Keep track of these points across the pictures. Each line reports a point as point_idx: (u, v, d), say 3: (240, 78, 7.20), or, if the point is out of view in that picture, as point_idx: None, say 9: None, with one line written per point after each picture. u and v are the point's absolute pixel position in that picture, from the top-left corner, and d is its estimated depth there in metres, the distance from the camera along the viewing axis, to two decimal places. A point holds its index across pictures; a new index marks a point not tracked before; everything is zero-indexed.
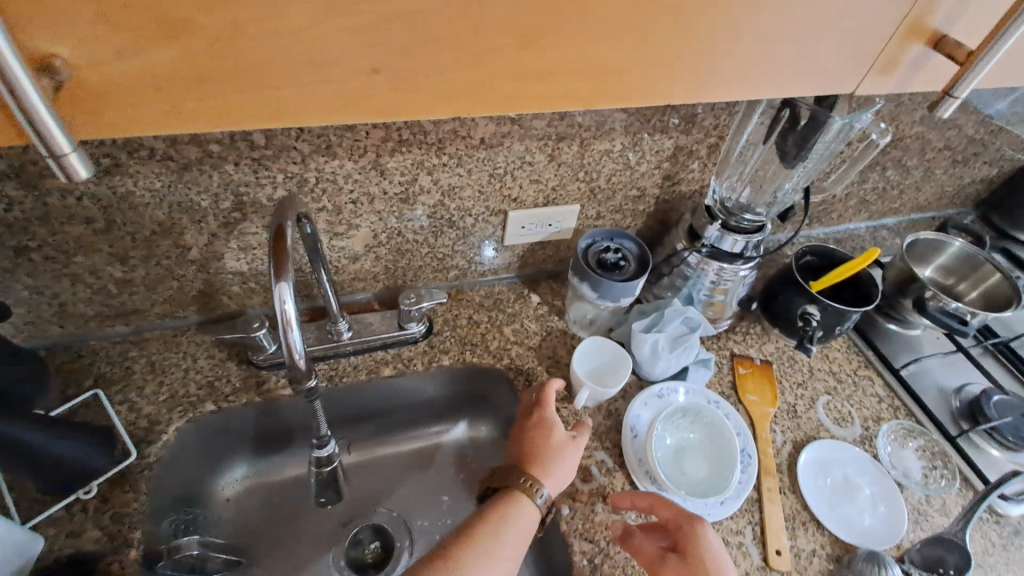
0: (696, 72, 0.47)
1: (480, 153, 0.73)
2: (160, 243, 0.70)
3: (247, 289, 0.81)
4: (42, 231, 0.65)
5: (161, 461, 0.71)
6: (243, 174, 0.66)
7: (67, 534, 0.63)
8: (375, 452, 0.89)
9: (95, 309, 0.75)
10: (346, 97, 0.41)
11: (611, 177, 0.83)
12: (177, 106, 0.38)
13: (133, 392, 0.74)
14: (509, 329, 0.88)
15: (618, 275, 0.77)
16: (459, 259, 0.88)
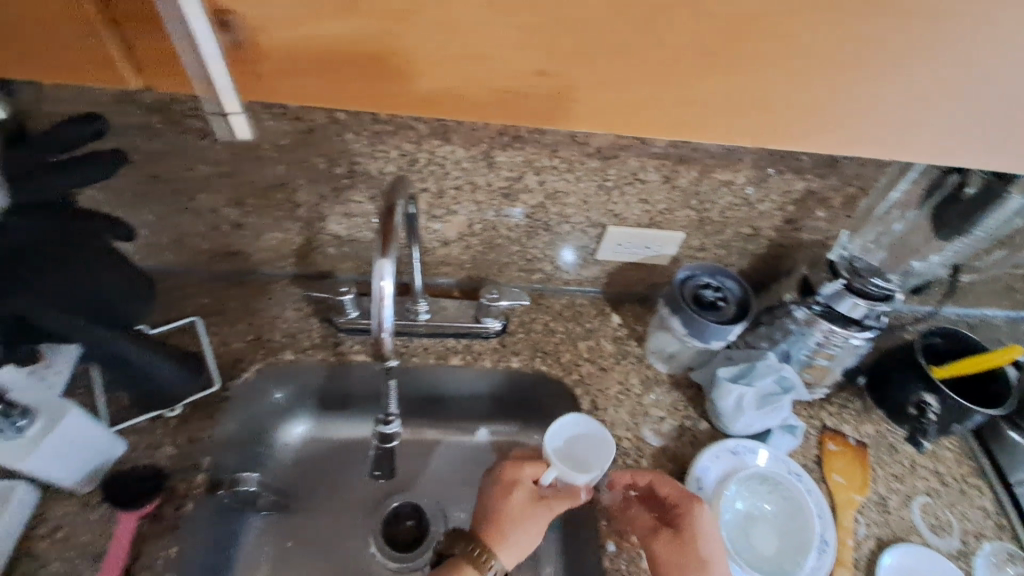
0: (740, 116, 0.50)
1: (593, 162, 0.69)
2: (274, 196, 0.74)
3: (341, 253, 0.84)
4: (177, 167, 0.70)
5: (237, 398, 0.75)
6: (360, 146, 0.67)
7: (147, 445, 0.68)
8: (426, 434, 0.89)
9: (206, 244, 0.80)
10: (413, 94, 0.48)
11: (725, 210, 0.77)
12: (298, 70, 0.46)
13: (225, 328, 0.80)
14: (583, 345, 0.85)
15: (715, 316, 0.72)
16: (546, 263, 0.86)
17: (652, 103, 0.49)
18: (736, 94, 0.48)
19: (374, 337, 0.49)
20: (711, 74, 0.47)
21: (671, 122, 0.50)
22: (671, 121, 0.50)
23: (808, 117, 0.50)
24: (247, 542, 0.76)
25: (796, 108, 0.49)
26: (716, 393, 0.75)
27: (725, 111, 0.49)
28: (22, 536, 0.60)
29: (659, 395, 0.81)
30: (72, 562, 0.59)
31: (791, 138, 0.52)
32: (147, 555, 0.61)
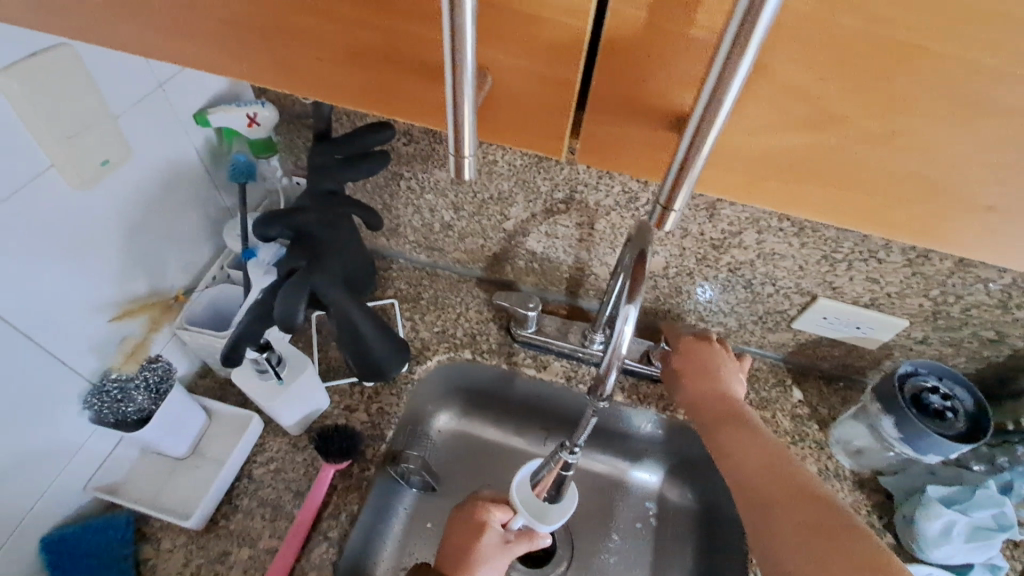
0: (836, 188, 0.36)
1: (829, 231, 0.65)
2: (490, 207, 0.79)
3: (529, 267, 0.86)
4: (418, 168, 0.77)
5: (418, 381, 0.81)
6: (588, 177, 0.70)
7: (345, 406, 0.76)
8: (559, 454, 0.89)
9: (415, 237, 0.88)
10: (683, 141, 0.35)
11: (970, 307, 0.68)
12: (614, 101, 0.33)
13: (417, 315, 0.87)
14: (757, 413, 0.80)
15: (937, 426, 0.64)
16: (732, 319, 0.81)
17: (764, 172, 0.36)
18: (848, 174, 0.35)
19: (598, 376, 0.54)
20: (831, 169, 0.35)
21: (764, 187, 0.37)
22: (768, 188, 0.37)
23: (908, 198, 0.35)
24: (399, 514, 0.80)
25: (935, 196, 0.35)
26: (918, 510, 0.67)
27: (827, 187, 0.36)
28: (247, 460, 0.71)
29: (837, 489, 0.74)
30: (280, 493, 0.69)
31: (897, 228, 0.37)
32: (337, 505, 0.68)
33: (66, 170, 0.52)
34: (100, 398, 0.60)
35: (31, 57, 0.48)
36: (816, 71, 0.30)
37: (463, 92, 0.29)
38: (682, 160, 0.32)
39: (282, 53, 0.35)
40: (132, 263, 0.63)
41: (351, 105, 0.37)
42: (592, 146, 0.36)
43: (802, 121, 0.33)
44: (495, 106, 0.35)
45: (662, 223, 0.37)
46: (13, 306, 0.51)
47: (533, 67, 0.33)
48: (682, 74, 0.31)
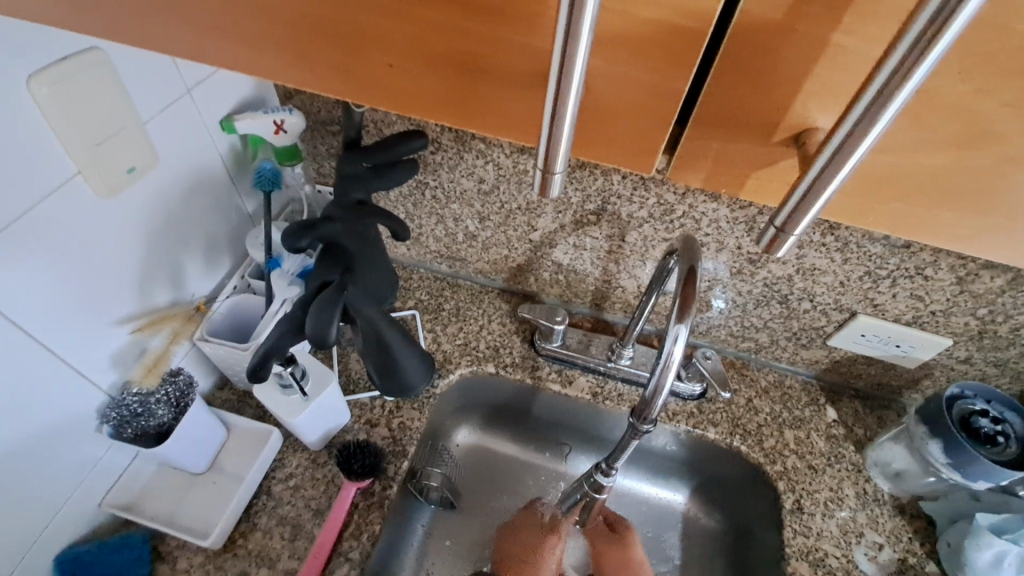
0: (965, 209, 0.36)
1: (875, 247, 0.63)
2: (518, 217, 0.77)
3: (554, 279, 0.84)
4: (445, 177, 0.75)
5: (441, 395, 0.79)
6: (622, 187, 0.68)
7: (366, 421, 0.74)
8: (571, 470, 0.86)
9: (437, 247, 0.86)
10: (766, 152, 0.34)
11: (1019, 327, 0.66)
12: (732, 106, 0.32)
13: (438, 327, 0.84)
14: (790, 433, 0.77)
15: (989, 453, 0.61)
16: (765, 335, 0.79)
17: (893, 190, 0.36)
18: (979, 197, 0.35)
19: (645, 400, 0.54)
20: (963, 191, 0.34)
21: (884, 207, 0.37)
22: (889, 208, 0.37)
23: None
24: (418, 533, 0.76)
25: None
26: (967, 540, 0.64)
27: (956, 209, 0.36)
28: (266, 476, 0.68)
29: (877, 514, 0.71)
30: (299, 512, 0.66)
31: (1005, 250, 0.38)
32: (358, 525, 0.65)
33: (92, 178, 0.51)
34: (118, 411, 0.58)
35: (61, 63, 0.46)
36: (968, 82, 0.29)
37: (564, 102, 0.27)
38: (814, 178, 0.28)
39: (357, 60, 0.33)
40: (153, 271, 0.61)
41: (432, 114, 0.35)
42: (688, 158, 0.36)
43: (948, 139, 0.32)
44: (589, 119, 0.32)
45: (772, 250, 0.33)
46: (34, 315, 0.49)
47: (633, 75, 0.30)
48: (814, 87, 0.30)
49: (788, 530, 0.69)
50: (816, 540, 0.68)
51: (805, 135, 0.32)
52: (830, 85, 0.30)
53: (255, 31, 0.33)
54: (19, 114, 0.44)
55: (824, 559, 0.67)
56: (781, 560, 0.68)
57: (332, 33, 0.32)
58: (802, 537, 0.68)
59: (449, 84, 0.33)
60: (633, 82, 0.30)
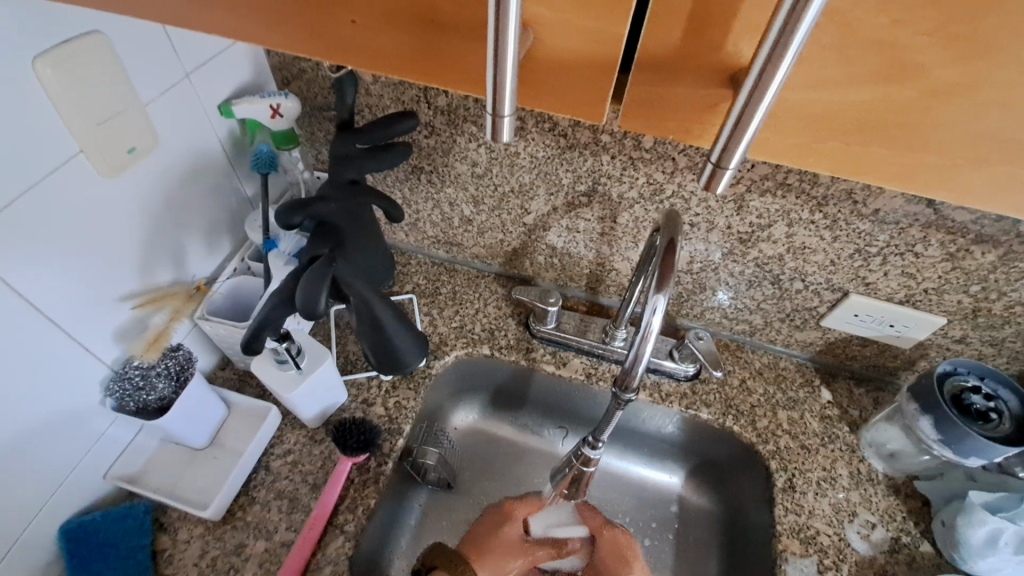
0: (902, 147, 0.31)
1: (863, 224, 0.63)
2: (511, 200, 0.77)
3: (549, 263, 0.85)
4: (439, 161, 0.76)
5: (436, 375, 0.80)
6: (612, 168, 0.68)
7: (362, 400, 0.75)
8: (563, 450, 0.87)
9: (434, 232, 0.87)
10: (704, 95, 0.31)
11: (1013, 304, 0.65)
12: (662, 49, 0.30)
13: (435, 310, 0.86)
14: (784, 413, 0.77)
15: (981, 429, 0.61)
16: (758, 317, 0.79)
17: (825, 131, 0.31)
18: (912, 131, 0.30)
19: (625, 370, 0.55)
20: (892, 128, 0.30)
21: (819, 148, 0.33)
22: (826, 149, 0.32)
23: (968, 159, 0.31)
24: (415, 509, 0.77)
25: (1002, 149, 0.30)
26: (960, 518, 0.64)
27: (891, 146, 0.31)
28: (264, 452, 0.70)
29: (870, 493, 0.71)
30: (296, 486, 0.68)
31: (952, 189, 0.33)
32: (352, 500, 0.67)
33: (94, 157, 0.53)
34: (121, 384, 0.60)
35: (63, 44, 0.48)
36: (889, 14, 0.26)
37: (503, 42, 0.27)
38: (738, 116, 0.28)
39: (319, 18, 0.34)
40: (151, 251, 0.63)
41: (384, 66, 0.36)
42: (633, 107, 0.33)
43: (875, 74, 0.28)
44: (534, 66, 0.32)
45: (712, 187, 0.32)
46: (38, 285, 0.51)
47: (573, 21, 0.29)
48: (744, 22, 0.28)
49: (780, 509, 0.69)
50: (809, 518, 0.69)
51: (740, 76, 0.30)
52: (760, 19, 0.27)
53: None
54: (21, 91, 0.46)
55: (815, 537, 0.67)
56: (773, 537, 0.68)
57: None
58: (793, 515, 0.69)
59: (405, 41, 0.34)
60: (572, 29, 0.30)
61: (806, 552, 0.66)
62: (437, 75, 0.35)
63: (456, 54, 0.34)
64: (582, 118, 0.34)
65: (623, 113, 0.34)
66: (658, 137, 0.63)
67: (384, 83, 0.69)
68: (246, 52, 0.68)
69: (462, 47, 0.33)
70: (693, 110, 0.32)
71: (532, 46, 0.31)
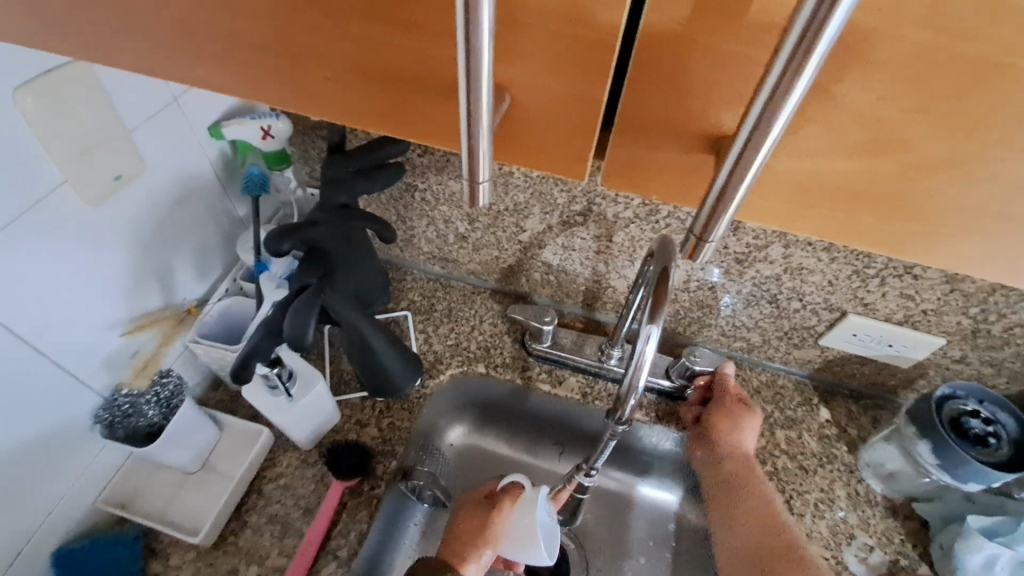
0: (890, 216, 0.31)
1: (861, 246, 0.62)
2: (506, 219, 0.77)
3: (545, 279, 0.84)
4: (433, 180, 0.76)
5: (431, 394, 0.79)
6: (607, 188, 0.68)
7: (356, 420, 0.75)
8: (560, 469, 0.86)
9: (429, 248, 0.87)
10: (686, 158, 0.30)
11: (1013, 326, 0.65)
12: (642, 113, 0.29)
13: (430, 328, 0.85)
14: (781, 433, 0.76)
15: (979, 454, 0.60)
16: (756, 335, 0.78)
17: (813, 198, 0.31)
18: (902, 201, 0.30)
19: (619, 397, 0.55)
20: (880, 198, 0.30)
21: (808, 215, 0.32)
22: (814, 216, 0.32)
23: (957, 229, 0.30)
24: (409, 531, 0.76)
25: (991, 220, 0.29)
26: (958, 542, 0.63)
27: (879, 215, 0.31)
28: (256, 476, 0.70)
29: (868, 515, 0.70)
30: (289, 510, 0.67)
31: (941, 257, 0.32)
32: (345, 524, 0.66)
33: (79, 186, 0.52)
34: (111, 411, 0.60)
35: (44, 76, 0.47)
36: (877, 90, 0.25)
37: (477, 111, 0.27)
38: (721, 187, 0.27)
39: (296, 75, 0.33)
40: (140, 278, 0.62)
41: (362, 121, 0.35)
42: (615, 168, 0.32)
43: (864, 147, 0.28)
44: (513, 127, 0.32)
45: (694, 256, 0.31)
46: (25, 321, 0.51)
47: (550, 83, 0.29)
48: (725, 92, 0.27)
49: None
50: (806, 541, 0.68)
51: (723, 141, 0.29)
52: (743, 88, 0.27)
53: (196, 48, 0.34)
54: (4, 126, 0.45)
55: (813, 561, 0.66)
56: None
57: (261, 43, 0.32)
58: None
59: (380, 98, 0.33)
60: (549, 91, 0.29)
61: None
62: (416, 132, 0.34)
63: (433, 112, 0.33)
64: (563, 175, 0.33)
65: (604, 173, 0.33)
66: None
67: None
68: None
69: (439, 106, 0.32)
70: (675, 172, 0.31)
71: (509, 108, 0.30)
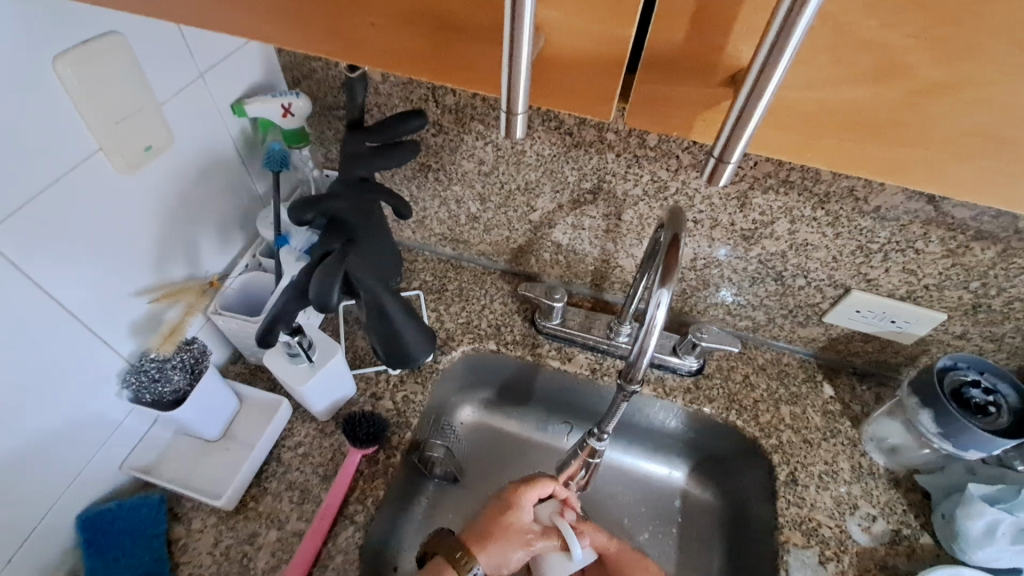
0: (893, 143, 0.32)
1: (864, 220, 0.64)
2: (517, 198, 0.79)
3: (554, 259, 0.86)
4: (447, 160, 0.78)
5: (443, 370, 0.81)
6: (617, 166, 0.70)
7: (371, 393, 0.77)
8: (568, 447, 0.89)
9: (441, 229, 0.89)
10: (707, 92, 0.32)
11: (1012, 300, 0.66)
12: (667, 48, 0.31)
13: (442, 307, 0.87)
14: (786, 408, 0.78)
15: (980, 422, 0.62)
16: (761, 313, 0.80)
17: (822, 127, 0.32)
18: (904, 126, 0.31)
19: (630, 362, 0.57)
20: (884, 125, 0.31)
21: (818, 144, 0.34)
22: (823, 146, 0.33)
23: (954, 153, 0.32)
24: (422, 502, 0.79)
25: (987, 143, 0.31)
26: (960, 509, 0.64)
27: (884, 142, 0.32)
28: (276, 444, 0.72)
29: (872, 487, 0.72)
30: (307, 477, 0.69)
31: (939, 182, 0.33)
32: (362, 491, 0.68)
33: (112, 155, 0.54)
34: (138, 377, 0.62)
35: (83, 46, 0.49)
36: (879, 17, 0.27)
37: (518, 46, 0.29)
38: (739, 112, 0.29)
39: (337, 20, 0.35)
40: (166, 247, 0.64)
41: (399, 65, 0.37)
42: (640, 103, 0.34)
43: (865, 74, 0.29)
44: (545, 67, 0.33)
45: (715, 181, 0.33)
46: (58, 280, 0.53)
47: (583, 23, 0.31)
48: (745, 25, 0.29)
49: (783, 502, 0.70)
50: (810, 510, 0.70)
51: (742, 74, 0.31)
52: (759, 22, 0.28)
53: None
54: (43, 93, 0.47)
55: (817, 529, 0.68)
56: (775, 529, 0.69)
57: None
58: (796, 508, 0.70)
59: (418, 41, 0.35)
60: (581, 30, 0.31)
61: (808, 544, 0.67)
62: (450, 75, 0.36)
63: (468, 54, 0.35)
64: (589, 115, 0.35)
65: (630, 109, 0.35)
66: (662, 135, 0.64)
67: (392, 83, 0.71)
68: (259, 52, 0.70)
69: (473, 48, 0.34)
70: (696, 107, 0.33)
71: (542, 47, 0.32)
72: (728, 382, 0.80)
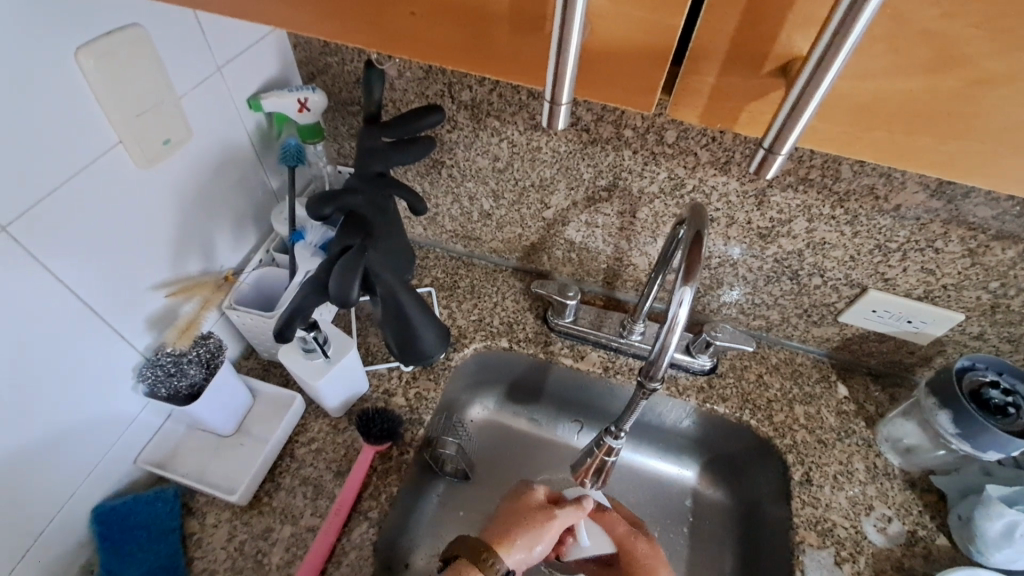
0: (945, 135, 0.32)
1: (884, 219, 0.63)
2: (531, 195, 0.78)
3: (567, 257, 0.86)
4: (461, 156, 0.77)
5: (456, 367, 0.81)
6: (633, 163, 0.69)
7: (384, 390, 0.77)
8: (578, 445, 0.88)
9: (453, 226, 0.88)
10: (755, 83, 0.32)
11: None
12: (716, 39, 0.31)
13: (453, 304, 0.87)
14: (800, 408, 0.78)
15: (1000, 423, 0.61)
16: (775, 312, 0.80)
17: (873, 119, 0.32)
18: (958, 119, 0.31)
19: (651, 360, 0.57)
20: (936, 117, 0.31)
21: (866, 137, 0.33)
22: (871, 138, 0.33)
23: (1006, 146, 0.32)
24: (433, 499, 0.79)
25: None
26: (979, 511, 0.64)
27: (936, 134, 0.32)
28: (289, 439, 0.72)
29: (886, 487, 0.72)
30: (321, 473, 0.69)
31: (988, 176, 0.33)
32: (376, 487, 0.68)
33: (132, 148, 0.54)
34: (153, 370, 0.61)
35: (106, 37, 0.49)
36: (940, 6, 0.27)
37: (568, 33, 0.29)
38: (795, 102, 0.29)
39: (377, 10, 0.35)
40: (184, 240, 0.64)
41: (439, 57, 0.37)
42: (684, 95, 0.34)
43: (923, 65, 0.29)
44: (590, 58, 0.33)
45: (762, 171, 0.34)
46: (80, 271, 0.53)
47: (631, 12, 0.31)
48: (800, 15, 0.28)
49: (797, 502, 0.70)
50: (825, 510, 0.69)
51: (793, 65, 0.30)
52: (816, 12, 0.28)
53: None
54: (67, 84, 0.47)
55: (832, 529, 0.68)
56: (789, 529, 0.69)
57: None
58: (810, 508, 0.69)
59: (459, 32, 0.35)
60: (629, 19, 0.31)
61: (823, 544, 0.67)
62: (490, 67, 0.36)
63: (509, 46, 0.35)
64: (632, 106, 0.35)
65: (673, 102, 0.35)
66: (681, 132, 0.64)
67: (409, 79, 0.71)
68: (276, 46, 0.70)
69: (515, 39, 0.34)
70: (742, 99, 0.33)
71: (588, 37, 0.32)
72: (741, 380, 0.80)
